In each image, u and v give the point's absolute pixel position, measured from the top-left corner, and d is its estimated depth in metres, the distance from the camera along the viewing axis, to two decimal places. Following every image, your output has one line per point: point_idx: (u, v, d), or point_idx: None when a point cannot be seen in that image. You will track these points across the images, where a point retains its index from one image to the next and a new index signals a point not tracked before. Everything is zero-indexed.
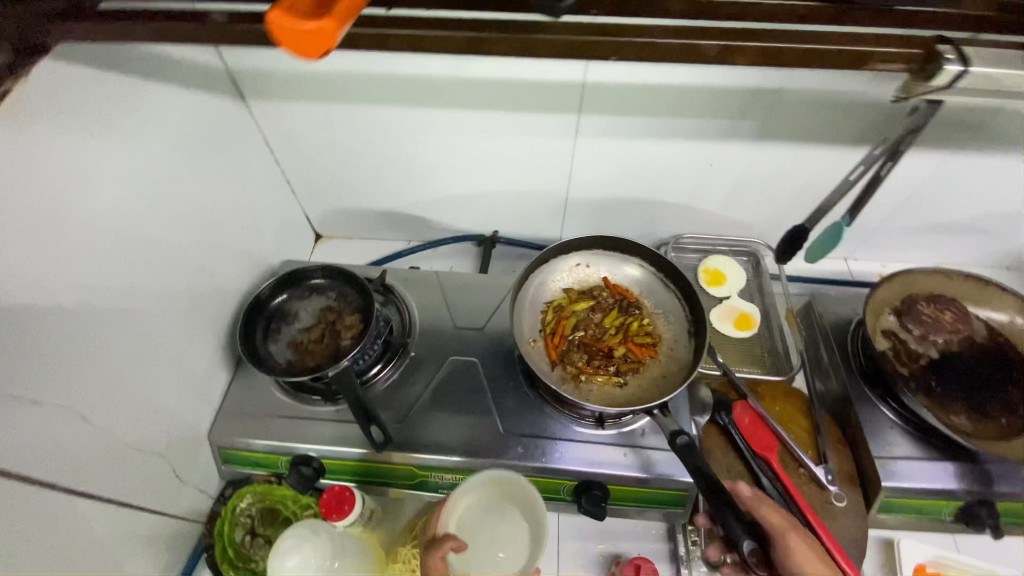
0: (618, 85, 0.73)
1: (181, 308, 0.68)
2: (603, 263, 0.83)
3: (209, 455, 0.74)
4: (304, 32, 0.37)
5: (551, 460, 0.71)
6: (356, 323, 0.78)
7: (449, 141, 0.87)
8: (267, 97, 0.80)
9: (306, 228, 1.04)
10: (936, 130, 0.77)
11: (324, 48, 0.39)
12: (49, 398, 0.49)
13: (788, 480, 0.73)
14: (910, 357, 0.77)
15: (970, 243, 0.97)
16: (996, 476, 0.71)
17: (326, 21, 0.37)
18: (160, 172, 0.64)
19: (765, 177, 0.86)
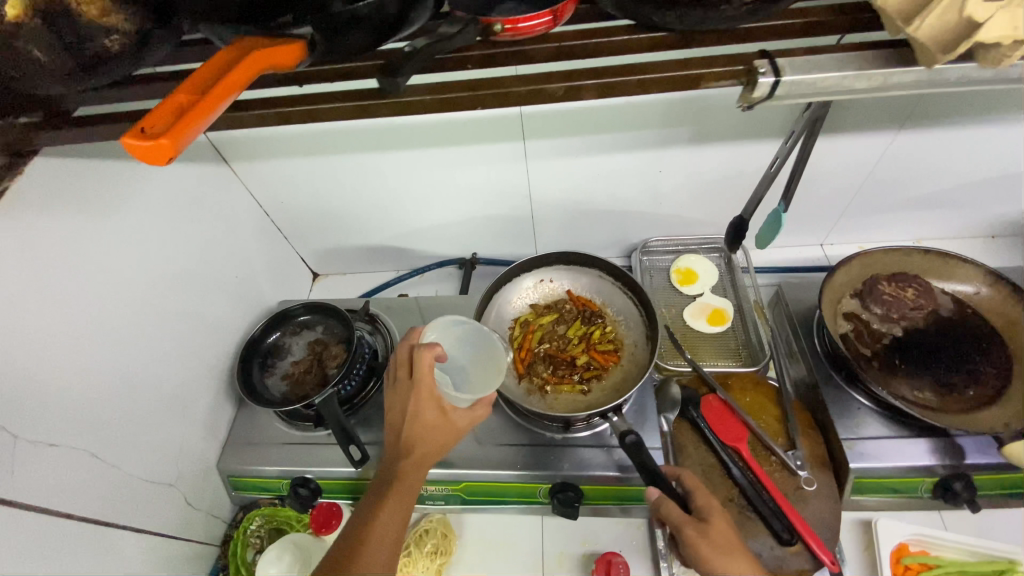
0: (554, 111, 0.79)
1: (183, 353, 0.77)
2: (566, 276, 0.88)
3: (220, 483, 0.82)
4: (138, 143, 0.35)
5: (523, 464, 0.76)
6: (341, 354, 0.85)
7: (415, 177, 0.94)
8: (248, 158, 0.90)
9: (303, 269, 1.13)
10: (874, 113, 0.79)
11: (164, 157, 0.36)
12: (64, 440, 0.58)
13: (758, 468, 0.74)
14: (872, 337, 0.77)
15: (945, 216, 0.95)
16: (970, 449, 0.70)
17: (168, 135, 0.35)
18: (154, 236, 0.73)
19: (715, 173, 0.89)
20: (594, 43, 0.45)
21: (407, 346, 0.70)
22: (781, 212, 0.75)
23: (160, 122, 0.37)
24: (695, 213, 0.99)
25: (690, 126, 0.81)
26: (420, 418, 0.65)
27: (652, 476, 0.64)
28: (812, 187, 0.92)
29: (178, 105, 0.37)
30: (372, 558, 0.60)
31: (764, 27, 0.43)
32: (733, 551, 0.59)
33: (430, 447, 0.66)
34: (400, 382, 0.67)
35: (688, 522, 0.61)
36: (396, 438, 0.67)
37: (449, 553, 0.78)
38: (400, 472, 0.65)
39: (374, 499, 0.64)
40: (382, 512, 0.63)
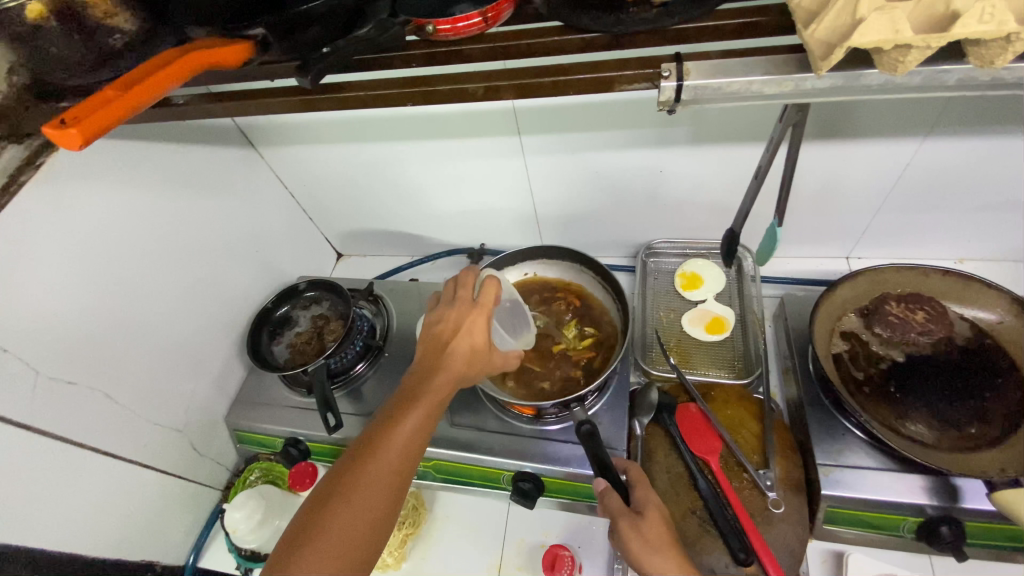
0: (543, 107, 0.80)
1: (199, 316, 0.86)
2: (546, 274, 0.93)
3: (227, 435, 0.92)
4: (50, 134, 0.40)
5: (488, 452, 0.78)
6: (338, 328, 0.92)
7: (422, 168, 0.98)
8: (273, 144, 0.98)
9: (327, 248, 1.21)
10: (899, 117, 0.72)
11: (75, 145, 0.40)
12: (82, 380, 0.67)
13: (725, 480, 0.72)
14: (868, 360, 0.72)
15: (990, 234, 0.85)
16: (965, 492, 0.63)
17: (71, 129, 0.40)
18: (179, 209, 0.81)
19: (721, 175, 0.86)
20: (527, 43, 0.46)
21: (473, 274, 0.72)
22: (775, 227, 0.72)
23: (81, 114, 0.41)
24: (705, 216, 0.95)
25: (689, 126, 0.79)
26: (468, 341, 0.65)
27: (600, 466, 0.66)
28: (830, 195, 0.85)
29: (102, 99, 0.41)
30: (392, 458, 0.58)
31: (698, 27, 0.42)
32: (666, 545, 0.59)
33: (465, 369, 0.65)
34: (460, 302, 0.68)
35: (623, 515, 0.62)
36: (434, 354, 0.65)
37: (418, 524, 0.83)
38: (433, 382, 0.62)
39: (403, 400, 0.62)
40: (409, 418, 0.60)
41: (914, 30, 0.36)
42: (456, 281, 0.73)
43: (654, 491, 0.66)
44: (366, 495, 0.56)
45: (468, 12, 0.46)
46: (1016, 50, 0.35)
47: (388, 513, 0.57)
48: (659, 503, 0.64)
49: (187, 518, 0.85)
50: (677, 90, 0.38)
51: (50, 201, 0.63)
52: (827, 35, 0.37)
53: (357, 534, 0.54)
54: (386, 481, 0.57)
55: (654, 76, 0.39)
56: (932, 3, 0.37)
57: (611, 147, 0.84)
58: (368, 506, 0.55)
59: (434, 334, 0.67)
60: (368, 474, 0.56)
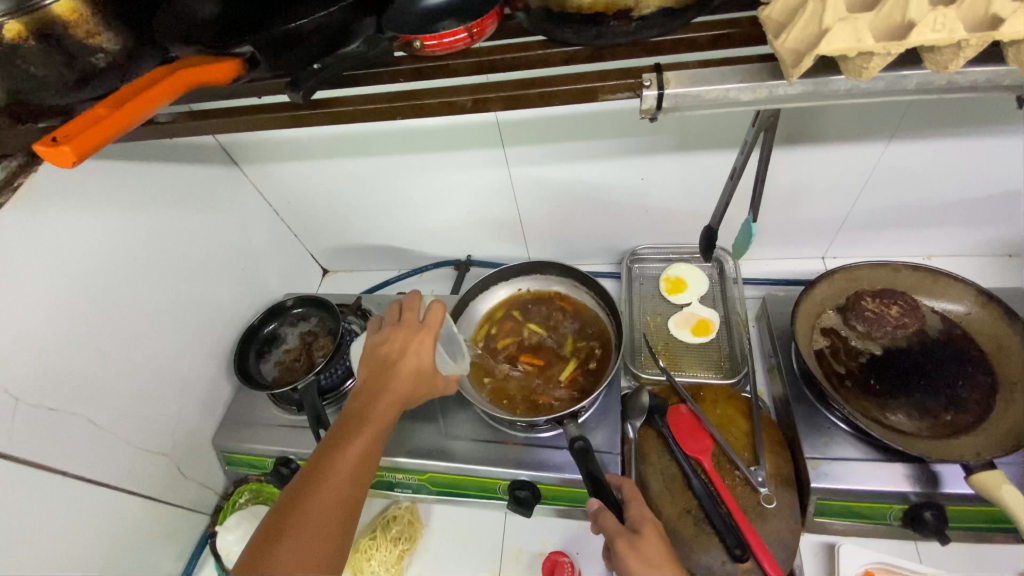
0: (525, 119, 0.82)
1: (184, 337, 0.84)
2: (533, 286, 0.93)
3: (215, 457, 0.90)
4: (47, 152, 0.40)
5: (484, 462, 0.78)
6: (328, 344, 0.92)
7: (407, 182, 0.98)
8: (257, 161, 0.97)
9: (312, 265, 1.21)
10: (864, 121, 0.75)
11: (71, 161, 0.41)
12: (64, 406, 0.66)
13: (718, 480, 0.73)
14: (848, 355, 0.74)
15: (956, 231, 0.89)
16: (946, 477, 0.65)
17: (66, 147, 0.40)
18: (162, 230, 0.81)
19: (700, 181, 0.88)
20: (511, 57, 0.47)
21: (419, 297, 0.72)
22: (751, 223, 0.73)
23: (72, 131, 0.41)
24: (686, 221, 0.97)
25: (668, 134, 0.81)
26: (411, 364, 0.66)
27: (594, 482, 0.67)
28: (805, 197, 0.88)
29: (95, 116, 0.41)
30: (339, 485, 0.59)
31: (674, 40, 0.45)
32: (665, 562, 0.59)
33: (409, 392, 0.65)
34: (405, 324, 0.69)
35: (620, 533, 0.62)
36: (377, 378, 0.66)
37: (414, 539, 0.82)
38: (378, 406, 0.64)
39: (348, 427, 0.63)
40: (355, 444, 0.62)
41: (874, 37, 0.38)
42: (401, 304, 0.73)
43: (647, 507, 0.66)
44: (314, 526, 0.56)
45: (454, 28, 0.47)
46: (965, 56, 0.38)
47: (339, 542, 0.58)
48: (654, 520, 0.64)
49: (175, 544, 0.83)
50: (659, 98, 0.40)
51: (28, 224, 0.62)
52: (796, 44, 0.40)
53: (309, 564, 0.55)
54: (333, 509, 0.58)
55: (637, 86, 0.41)
56: (890, 13, 0.39)
57: (593, 156, 0.87)
58: (317, 537, 0.56)
59: (378, 358, 0.67)
60: (315, 503, 0.57)
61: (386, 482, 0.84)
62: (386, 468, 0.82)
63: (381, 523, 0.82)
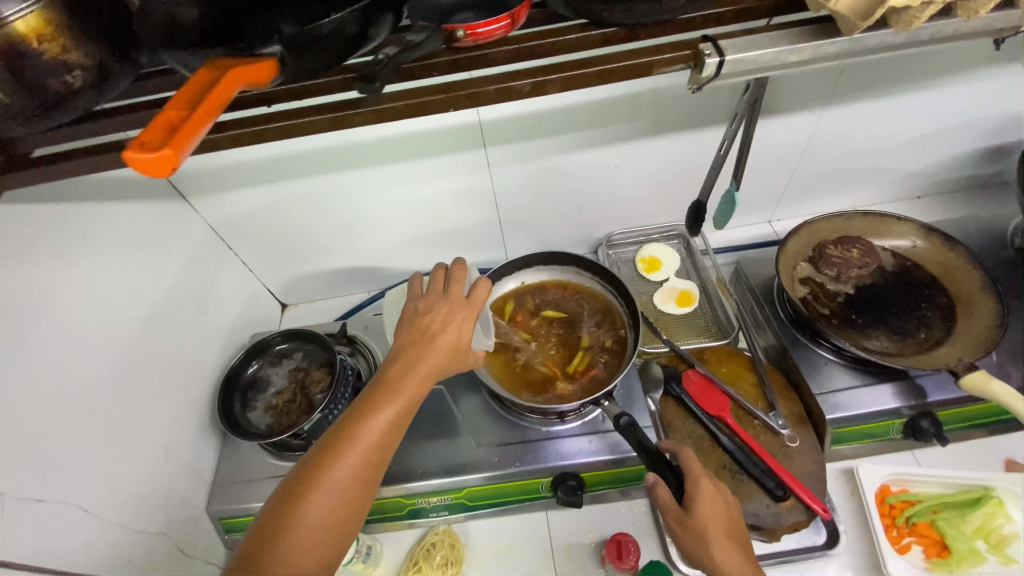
0: (507, 117, 0.82)
1: (159, 397, 0.74)
2: (538, 278, 0.92)
3: (211, 528, 0.79)
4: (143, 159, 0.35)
5: (524, 462, 0.76)
6: (323, 377, 0.84)
7: (380, 197, 0.93)
8: (207, 193, 0.87)
9: (271, 300, 1.10)
10: (806, 92, 0.85)
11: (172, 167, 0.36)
12: (49, 495, 0.56)
13: (744, 433, 0.77)
14: (829, 297, 0.83)
15: (876, 183, 1.04)
16: (930, 387, 0.75)
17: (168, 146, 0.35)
18: (120, 278, 0.70)
19: (668, 161, 0.94)
20: (550, 42, 0.48)
21: (463, 270, 0.70)
22: (734, 191, 0.81)
23: (154, 137, 0.36)
24: (655, 203, 1.03)
25: (640, 121, 0.86)
26: (447, 335, 0.61)
27: (646, 453, 0.67)
28: (757, 167, 0.98)
29: (169, 121, 0.37)
30: (369, 451, 0.53)
31: (701, 16, 0.48)
32: (709, 536, 0.59)
33: (445, 364, 0.60)
34: (451, 297, 0.66)
35: (669, 511, 0.63)
36: (412, 345, 0.60)
37: (458, 564, 0.78)
38: (411, 374, 0.57)
39: (377, 392, 0.56)
40: (384, 413, 0.54)
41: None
42: (446, 274, 0.70)
43: (708, 482, 0.63)
44: (340, 488, 0.51)
45: (493, 17, 0.46)
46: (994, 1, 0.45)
47: (351, 516, 0.52)
48: (706, 496, 0.62)
49: None
50: (723, 63, 0.44)
51: None
52: (849, 7, 0.44)
53: (319, 535, 0.50)
54: (357, 479, 0.52)
55: (690, 57, 0.45)
56: None
57: (570, 149, 0.89)
58: (330, 510, 0.50)
59: (419, 325, 0.62)
60: (340, 471, 0.51)
61: (419, 509, 0.80)
62: (419, 494, 0.77)
63: (421, 552, 0.77)
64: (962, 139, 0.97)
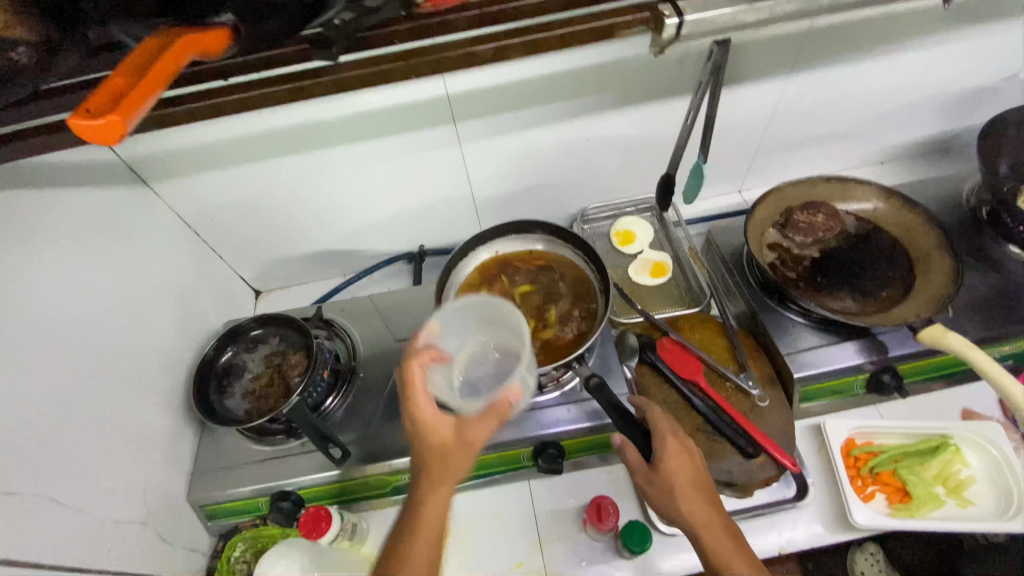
0: (476, 90, 0.81)
1: (131, 387, 0.72)
2: (512, 249, 0.92)
3: (193, 516, 0.79)
4: (90, 126, 0.35)
5: (504, 434, 0.78)
6: (301, 360, 0.84)
7: (350, 177, 0.92)
8: (170, 178, 0.84)
9: (245, 288, 1.08)
10: (770, 60, 0.86)
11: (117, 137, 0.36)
12: (20, 487, 0.55)
13: (717, 395, 0.79)
14: (795, 262, 0.85)
15: (839, 150, 1.06)
16: (890, 343, 0.79)
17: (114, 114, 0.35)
18: (82, 266, 0.68)
19: (638, 133, 0.95)
20: (511, 7, 0.47)
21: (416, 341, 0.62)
22: (702, 163, 0.81)
23: (99, 105, 0.36)
24: (627, 176, 1.04)
25: (608, 92, 0.87)
26: (426, 438, 0.58)
27: (618, 412, 0.68)
28: (725, 137, 0.99)
29: (117, 88, 0.37)
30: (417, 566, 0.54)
31: None
32: (675, 488, 0.61)
33: (442, 466, 0.57)
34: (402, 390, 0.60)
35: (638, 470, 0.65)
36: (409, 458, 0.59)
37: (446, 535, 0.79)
38: (427, 481, 0.57)
39: (409, 503, 0.58)
40: (422, 520, 0.56)
41: None
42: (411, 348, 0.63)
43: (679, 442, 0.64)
44: None
45: None
46: None
47: None
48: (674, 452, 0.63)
49: None
50: (683, 23, 0.45)
51: None
52: None
53: None
54: None
55: (650, 20, 0.46)
56: None
57: (540, 123, 0.89)
58: None
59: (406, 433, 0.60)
60: None
61: (403, 485, 0.80)
62: (402, 470, 0.78)
63: None
64: (920, 104, 1.00)
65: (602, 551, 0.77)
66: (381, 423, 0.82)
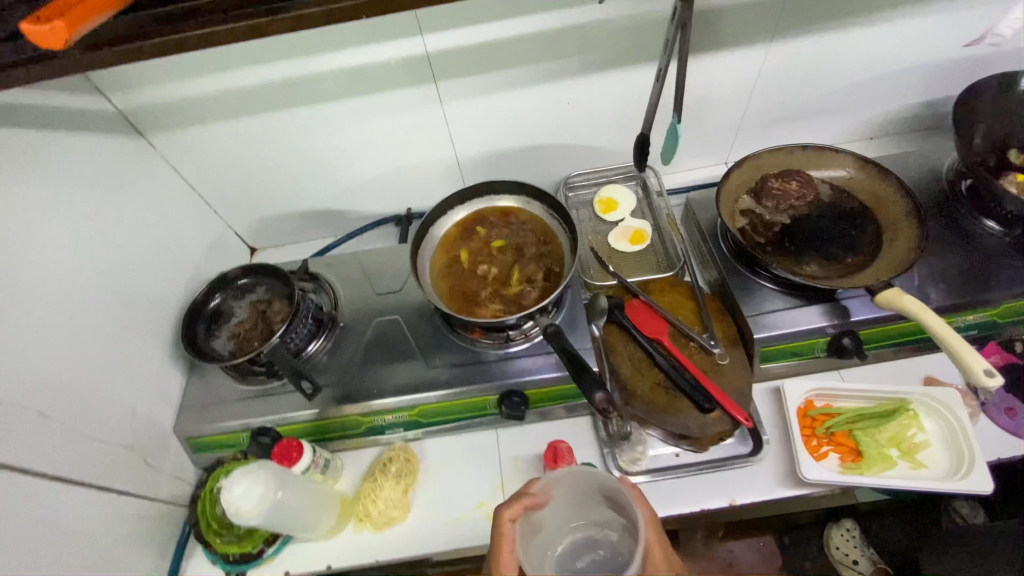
0: (454, 48, 0.84)
1: (120, 321, 0.77)
2: (489, 208, 0.95)
3: (179, 447, 0.84)
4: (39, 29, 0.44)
5: (471, 381, 0.82)
6: (283, 308, 0.88)
7: (337, 135, 0.95)
8: (164, 130, 0.89)
9: (239, 244, 1.13)
10: (748, 25, 0.87)
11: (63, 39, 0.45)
12: (10, 396, 0.60)
13: (678, 353, 0.82)
14: (766, 227, 0.87)
15: (825, 123, 1.07)
16: (853, 308, 0.80)
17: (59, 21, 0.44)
18: (76, 203, 0.73)
19: (619, 99, 0.97)
20: None
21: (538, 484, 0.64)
22: (677, 123, 0.82)
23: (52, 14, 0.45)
24: (610, 144, 1.06)
25: (585, 55, 0.88)
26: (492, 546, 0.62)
27: (569, 357, 0.71)
28: (707, 106, 1.00)
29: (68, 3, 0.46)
30: None
31: None
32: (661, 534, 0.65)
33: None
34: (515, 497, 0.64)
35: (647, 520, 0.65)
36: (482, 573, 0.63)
37: (414, 474, 0.84)
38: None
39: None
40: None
41: None
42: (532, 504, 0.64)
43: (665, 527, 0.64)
44: None
45: None
46: None
47: None
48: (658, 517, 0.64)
49: (155, 542, 0.77)
50: None
51: None
52: None
53: None
54: None
55: None
56: None
57: (520, 85, 0.91)
58: None
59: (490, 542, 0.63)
60: None
61: (376, 427, 0.85)
62: (374, 413, 0.83)
63: (377, 465, 0.84)
64: (907, 77, 1.00)
65: None
66: (357, 369, 0.86)
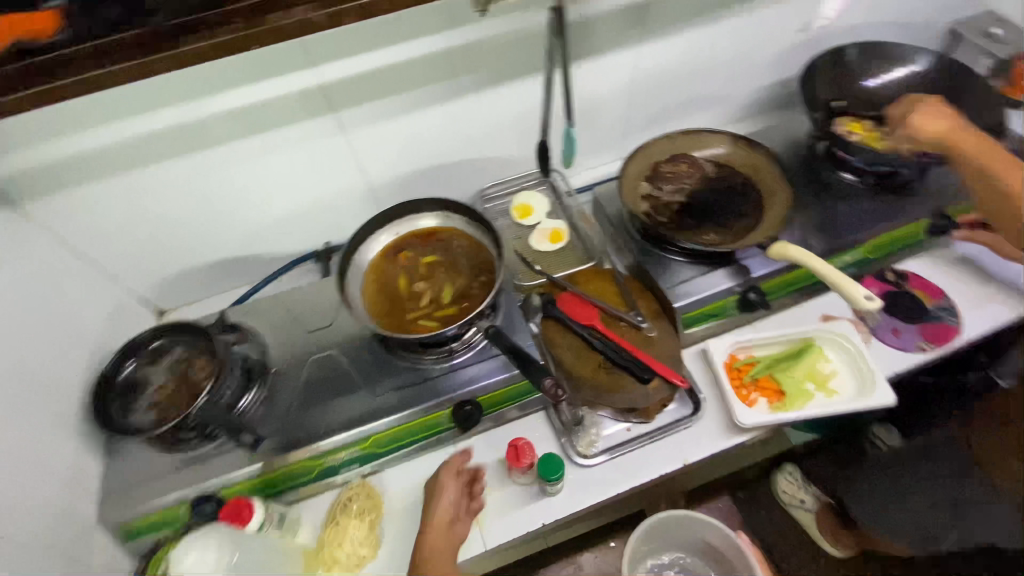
0: (349, 78, 0.85)
1: (17, 409, 0.69)
2: (410, 229, 0.95)
3: (108, 538, 0.76)
4: None
5: (420, 400, 0.81)
6: (206, 363, 0.82)
7: (239, 178, 0.92)
8: (38, 197, 0.81)
9: (143, 309, 1.04)
10: (618, 30, 0.96)
11: None
12: None
13: (611, 333, 0.87)
14: (666, 207, 0.95)
15: (699, 110, 1.19)
16: (754, 266, 0.89)
17: None
18: None
19: (516, 109, 1.02)
20: None
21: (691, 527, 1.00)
22: (570, 128, 0.88)
23: None
24: (515, 152, 1.11)
25: (478, 72, 0.93)
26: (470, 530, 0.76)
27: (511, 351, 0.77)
28: (597, 107, 1.08)
29: None
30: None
31: None
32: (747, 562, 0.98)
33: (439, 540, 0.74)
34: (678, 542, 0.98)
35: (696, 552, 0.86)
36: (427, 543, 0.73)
37: (377, 508, 0.81)
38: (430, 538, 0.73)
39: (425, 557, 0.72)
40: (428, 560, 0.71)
41: None
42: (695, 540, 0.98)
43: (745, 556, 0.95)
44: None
45: None
46: None
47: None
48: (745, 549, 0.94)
49: None
50: None
51: None
52: None
53: None
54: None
55: None
56: None
57: (420, 107, 0.94)
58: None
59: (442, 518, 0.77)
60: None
61: (329, 467, 0.82)
62: (325, 453, 0.80)
63: (337, 506, 0.81)
64: (757, 62, 1.14)
65: (528, 493, 0.82)
66: (298, 412, 0.82)
